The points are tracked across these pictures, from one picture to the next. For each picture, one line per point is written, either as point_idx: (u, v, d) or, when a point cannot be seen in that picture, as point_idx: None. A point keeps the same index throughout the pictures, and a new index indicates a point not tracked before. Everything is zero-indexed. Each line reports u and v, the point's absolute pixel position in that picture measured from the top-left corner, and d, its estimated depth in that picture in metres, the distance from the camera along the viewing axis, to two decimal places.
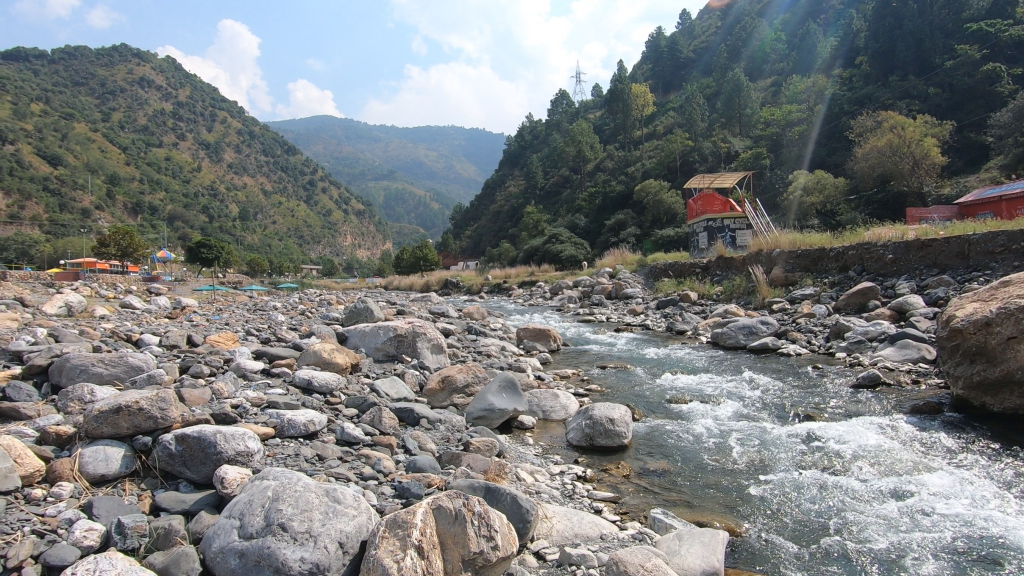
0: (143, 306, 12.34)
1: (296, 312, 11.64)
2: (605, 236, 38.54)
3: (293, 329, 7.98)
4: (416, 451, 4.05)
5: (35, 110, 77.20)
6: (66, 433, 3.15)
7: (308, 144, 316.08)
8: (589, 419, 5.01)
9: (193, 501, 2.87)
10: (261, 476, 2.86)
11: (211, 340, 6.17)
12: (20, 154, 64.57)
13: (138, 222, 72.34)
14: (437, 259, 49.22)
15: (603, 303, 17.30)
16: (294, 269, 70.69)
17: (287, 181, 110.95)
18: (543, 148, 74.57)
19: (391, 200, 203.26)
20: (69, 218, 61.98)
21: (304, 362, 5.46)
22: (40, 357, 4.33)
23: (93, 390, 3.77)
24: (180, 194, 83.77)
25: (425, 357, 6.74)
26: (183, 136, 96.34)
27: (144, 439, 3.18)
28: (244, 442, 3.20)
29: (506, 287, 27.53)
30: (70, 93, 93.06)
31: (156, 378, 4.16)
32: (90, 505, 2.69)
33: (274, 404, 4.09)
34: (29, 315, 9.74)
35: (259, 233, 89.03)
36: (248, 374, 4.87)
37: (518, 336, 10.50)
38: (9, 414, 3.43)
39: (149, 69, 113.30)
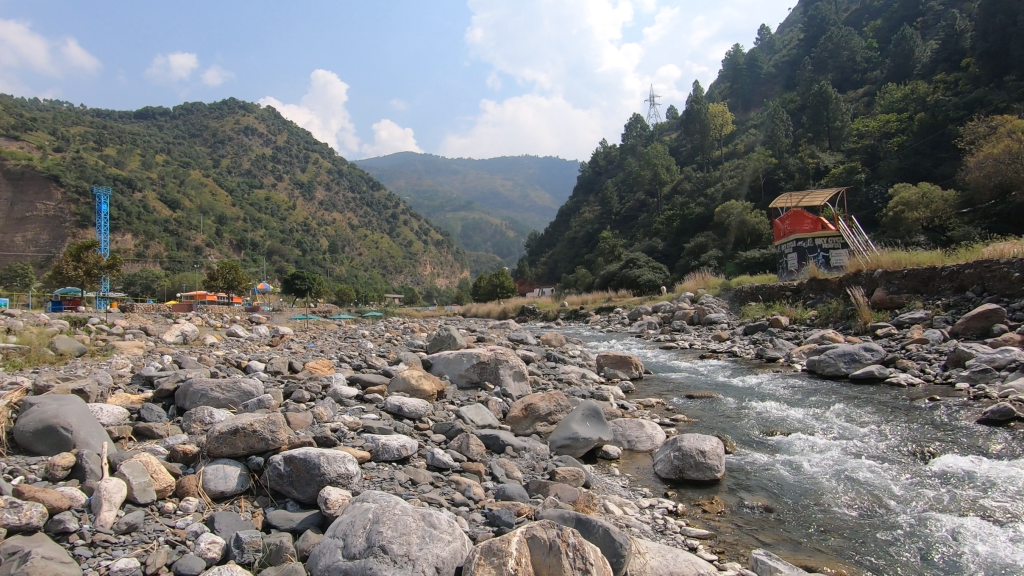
0: (246, 334, 13.37)
1: (383, 339, 12.19)
2: (685, 260, 37.40)
3: (381, 356, 8.34)
4: (504, 478, 4.09)
5: (160, 161, 87.24)
6: (191, 451, 3.46)
7: (391, 179, 333.72)
8: (678, 450, 4.83)
9: (300, 520, 3.05)
10: (362, 499, 3.00)
11: (310, 366, 6.59)
12: (147, 200, 72.84)
13: (242, 257, 79.05)
14: (514, 286, 49.78)
15: (686, 329, 16.70)
16: (378, 298, 74.01)
17: (372, 215, 117.10)
18: (618, 174, 73.70)
19: (470, 231, 209.16)
20: (184, 255, 68.92)
21: (394, 388, 5.67)
22: (168, 382, 4.82)
23: (212, 413, 4.13)
24: (278, 231, 90.51)
25: (508, 385, 6.78)
26: (280, 177, 104.98)
27: (256, 459, 3.43)
28: (345, 464, 3.38)
29: (583, 313, 27.33)
30: (188, 144, 104.69)
31: (265, 403, 4.48)
32: (213, 519, 2.93)
33: (369, 428, 4.29)
34: (153, 343, 10.92)
35: (347, 265, 94.23)
36: (344, 400, 5.14)
37: (599, 363, 10.32)
38: (144, 432, 3.85)
39: (253, 118, 124.92)
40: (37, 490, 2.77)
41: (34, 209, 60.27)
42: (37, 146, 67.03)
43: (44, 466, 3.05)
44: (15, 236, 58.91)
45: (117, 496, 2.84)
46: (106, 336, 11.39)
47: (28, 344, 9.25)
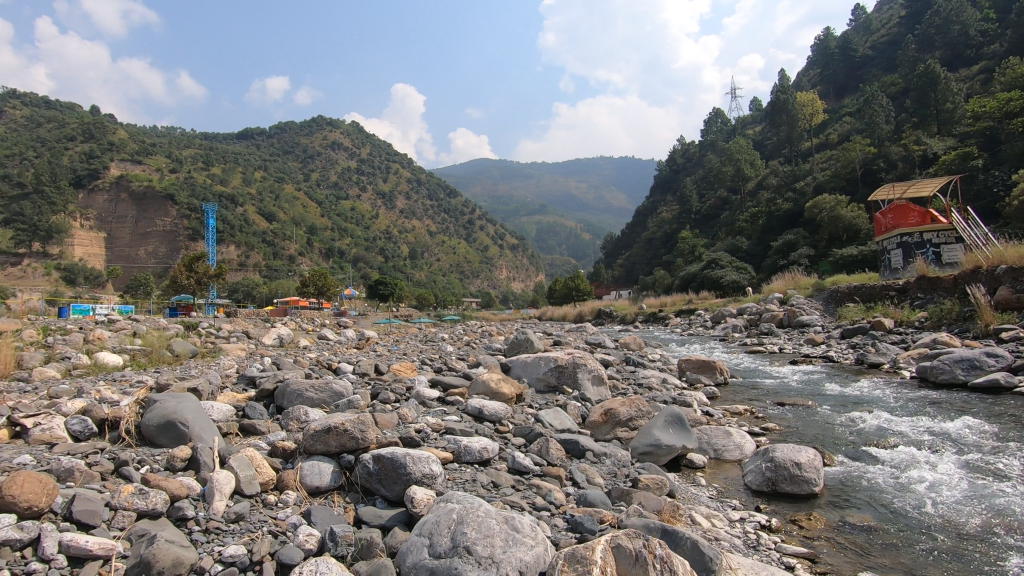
0: (335, 338, 14.16)
1: (462, 342, 12.47)
2: (772, 259, 35.38)
3: (461, 360, 8.52)
4: (585, 484, 4.04)
5: (258, 177, 94.40)
6: (289, 448, 3.70)
7: (467, 186, 341.27)
8: (770, 461, 4.55)
9: (388, 517, 3.16)
10: (446, 499, 3.07)
11: (394, 369, 6.85)
12: (247, 214, 78.89)
13: (330, 265, 83.73)
14: (590, 289, 49.16)
15: (775, 333, 15.73)
16: (456, 303, 75.80)
17: (449, 222, 120.16)
18: (698, 171, 70.88)
19: (545, 234, 209.32)
20: (280, 264, 74.05)
21: (474, 391, 5.75)
22: (268, 382, 5.18)
23: (307, 412, 4.39)
24: (363, 239, 95.00)
25: (587, 389, 6.70)
26: (364, 188, 110.30)
27: (348, 457, 3.60)
28: (429, 465, 3.47)
29: (663, 316, 26.55)
30: (282, 161, 112.55)
31: (354, 403, 4.71)
32: (310, 513, 3.12)
33: (451, 430, 4.38)
34: (253, 345, 11.82)
35: (426, 270, 97.24)
36: (427, 402, 5.30)
37: (680, 368, 9.96)
38: (248, 429, 4.16)
39: (339, 134, 132.25)
40: (161, 479, 3.07)
41: (154, 225, 67.06)
42: (156, 168, 74.62)
43: (165, 457, 3.36)
44: (139, 250, 65.73)
45: (227, 487, 3.08)
46: (214, 338, 12.46)
47: (151, 346, 10.33)
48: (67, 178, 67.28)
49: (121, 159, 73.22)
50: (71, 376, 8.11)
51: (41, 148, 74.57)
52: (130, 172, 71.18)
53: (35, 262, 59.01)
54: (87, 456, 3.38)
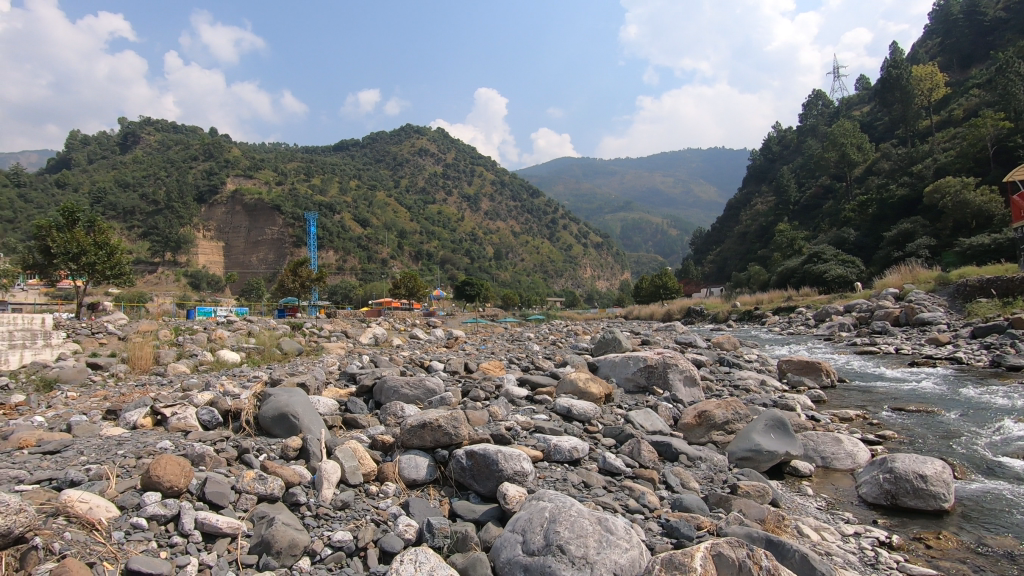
0: (426, 337, 14.73)
1: (548, 341, 12.52)
2: (885, 251, 32.25)
3: (548, 359, 8.54)
4: (680, 489, 3.90)
5: (354, 185, 100.12)
6: (388, 442, 3.88)
7: (550, 185, 341.48)
8: (889, 472, 4.14)
9: (482, 512, 3.24)
10: (538, 497, 3.08)
11: (483, 367, 6.98)
12: (344, 221, 83.87)
13: (420, 267, 87.04)
14: (678, 287, 47.37)
15: (890, 332, 14.32)
16: (541, 302, 76.13)
17: (533, 221, 120.75)
18: (797, 158, 66.07)
19: (630, 231, 204.61)
20: (374, 267, 78.10)
21: (562, 390, 5.73)
22: (368, 379, 5.47)
23: (403, 408, 4.59)
24: (449, 241, 97.85)
25: (678, 390, 6.45)
26: (450, 192, 113.60)
27: (442, 453, 3.71)
28: (520, 463, 3.49)
29: (759, 314, 25.08)
30: (375, 170, 118.60)
31: (447, 400, 4.86)
32: (409, 504, 3.26)
33: (540, 429, 4.39)
34: (351, 344, 12.58)
35: (510, 270, 98.36)
36: (516, 400, 5.35)
37: (780, 369, 9.32)
38: (351, 422, 4.43)
39: (426, 140, 137.18)
40: (277, 466, 3.35)
41: (264, 233, 73.11)
42: (265, 182, 81.32)
43: (280, 447, 3.65)
44: (252, 257, 72.20)
45: (334, 476, 3.29)
46: (318, 338, 13.39)
47: (263, 345, 11.29)
48: (192, 195, 75.18)
49: (235, 174, 80.56)
50: (198, 371, 9.08)
51: (171, 168, 83.79)
52: (243, 186, 78.11)
53: (167, 270, 66.34)
54: (216, 442, 3.76)
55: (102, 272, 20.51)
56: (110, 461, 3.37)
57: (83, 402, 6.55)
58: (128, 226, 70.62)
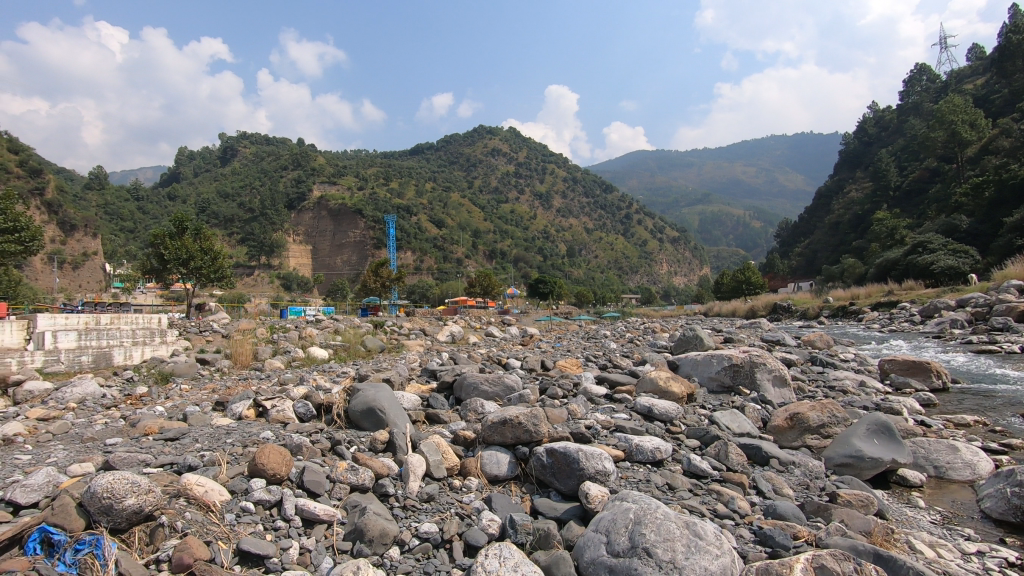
0: (501, 335, 14.88)
1: (625, 340, 12.26)
2: (1005, 239, 28.85)
3: (626, 356, 8.37)
4: (773, 495, 3.69)
5: (429, 187, 103.01)
6: (470, 437, 3.95)
7: (623, 179, 334.53)
8: (1019, 487, 3.70)
9: (564, 510, 3.23)
10: (622, 498, 3.03)
11: (560, 365, 6.93)
12: (421, 222, 86.45)
13: (493, 266, 88.15)
14: (763, 282, 44.90)
15: (1014, 329, 12.78)
16: (615, 299, 74.81)
17: (606, 218, 118.79)
18: (897, 140, 60.60)
19: (709, 224, 196.31)
20: (449, 266, 80.05)
21: (642, 389, 5.58)
22: (448, 376, 5.61)
23: (484, 404, 4.67)
24: (522, 240, 98.35)
25: (766, 391, 6.09)
26: (523, 191, 114.12)
27: (523, 450, 3.73)
28: (602, 462, 3.45)
29: (855, 309, 23.24)
30: (449, 172, 121.39)
31: (526, 397, 4.88)
32: (492, 500, 3.30)
33: (621, 428, 4.31)
34: (429, 342, 12.97)
35: (584, 268, 97.35)
36: (595, 399, 5.29)
37: (882, 369, 8.57)
38: (433, 418, 4.55)
39: (499, 141, 138.63)
40: (367, 458, 3.51)
41: (347, 236, 76.88)
42: (347, 187, 85.47)
43: (369, 439, 3.83)
44: (337, 259, 76.27)
45: (420, 469, 3.40)
46: (399, 336, 13.89)
47: (348, 342, 11.90)
48: (283, 202, 80.46)
49: (321, 181, 85.26)
50: (292, 366, 9.72)
51: (264, 178, 90.14)
52: (328, 192, 82.54)
53: (262, 273, 71.46)
54: (311, 434, 4.00)
55: (207, 275, 22.38)
56: (221, 449, 3.68)
57: (195, 394, 7.20)
58: (229, 233, 76.67)
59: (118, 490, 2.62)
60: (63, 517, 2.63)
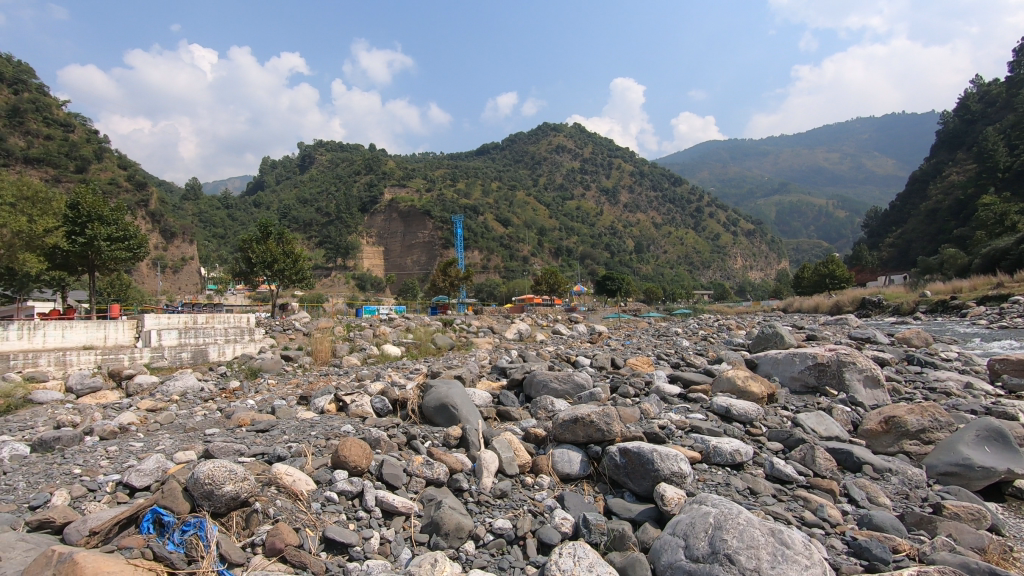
0: (569, 332, 14.80)
1: (698, 337, 11.86)
2: None
3: (700, 355, 8.08)
4: (867, 505, 3.45)
5: (495, 186, 104.03)
6: (542, 435, 3.96)
7: (694, 172, 322.74)
8: None
9: (639, 512, 3.16)
10: (701, 501, 2.92)
11: (631, 362, 6.78)
12: (488, 222, 87.41)
13: (560, 263, 87.75)
14: (849, 275, 41.91)
15: None
16: (686, 295, 72.36)
17: (676, 211, 115.18)
18: (1007, 116, 54.65)
19: (788, 215, 185.83)
20: (516, 265, 80.59)
21: (718, 388, 5.36)
22: (518, 373, 5.63)
23: (554, 402, 4.65)
24: (589, 236, 97.25)
25: (856, 392, 5.66)
26: (588, 187, 112.84)
27: (595, 448, 3.68)
28: (678, 463, 3.33)
29: (958, 304, 21.18)
30: (515, 171, 122.03)
31: (597, 396, 4.80)
32: (565, 498, 3.28)
33: (698, 428, 4.15)
34: (497, 339, 13.10)
35: (653, 263, 94.83)
36: (669, 398, 5.15)
37: (993, 370, 7.74)
38: (505, 415, 4.60)
39: (563, 137, 137.82)
40: (442, 453, 3.59)
41: (417, 237, 79.12)
42: (416, 190, 87.87)
43: (443, 435, 3.92)
44: (407, 259, 78.65)
45: (492, 465, 3.44)
46: (468, 333, 14.16)
47: (419, 340, 12.24)
48: (357, 206, 83.99)
49: (392, 184, 88.19)
50: (367, 363, 10.12)
51: (339, 183, 94.38)
52: (398, 195, 85.23)
53: (338, 274, 74.90)
54: (388, 428, 4.16)
55: (289, 277, 23.74)
56: (307, 441, 3.90)
57: (281, 388, 7.68)
58: (308, 236, 80.96)
59: (218, 477, 2.83)
60: (171, 500, 2.85)
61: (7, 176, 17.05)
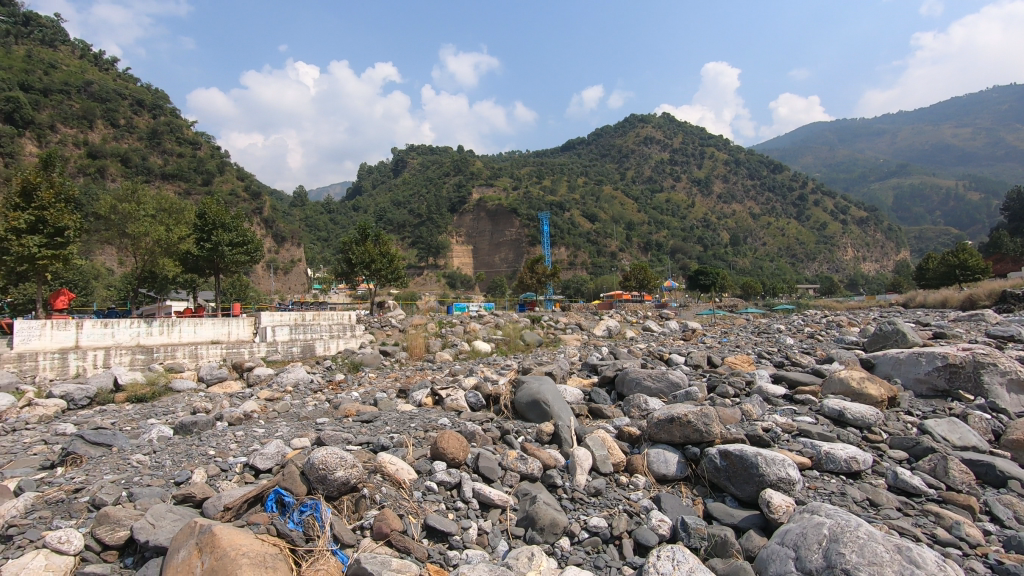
0: (660, 329, 14.36)
1: (804, 334, 11.04)
2: None
3: (806, 353, 7.53)
4: (1014, 525, 3.04)
5: (581, 181, 103.04)
6: (636, 433, 3.86)
7: (796, 157, 300.84)
8: None
9: (742, 518, 3.01)
10: (811, 510, 2.74)
11: (729, 361, 6.44)
12: (574, 217, 86.75)
13: (649, 258, 85.31)
14: (986, 266, 37.09)
15: None
16: (789, 290, 67.53)
17: (776, 200, 107.70)
18: None
19: (908, 200, 167.68)
20: (603, 261, 79.31)
21: (830, 390, 4.95)
22: (609, 370, 5.53)
23: (647, 401, 4.52)
24: (680, 230, 93.65)
25: (999, 397, 4.98)
26: (679, 178, 108.68)
27: (693, 449, 3.55)
28: (786, 469, 3.13)
29: None
30: (601, 166, 120.24)
31: (693, 395, 4.62)
32: (662, 500, 3.21)
33: (807, 433, 3.87)
34: (586, 337, 13.00)
35: (750, 256, 89.49)
36: (773, 399, 4.84)
37: None
38: (597, 412, 4.55)
39: (651, 128, 133.70)
40: (535, 449, 3.63)
41: (504, 235, 80.34)
42: (503, 188, 89.01)
43: (536, 430, 3.95)
44: (495, 257, 80.03)
45: (586, 463, 3.42)
46: (556, 330, 14.17)
47: (508, 337, 12.44)
48: (447, 206, 86.63)
49: (479, 184, 89.95)
50: (459, 358, 10.45)
51: (430, 185, 97.89)
52: (486, 194, 86.76)
53: (430, 272, 77.75)
54: (483, 422, 4.26)
55: (385, 277, 24.98)
56: (407, 432, 4.10)
57: (382, 382, 8.13)
58: (402, 237, 84.69)
59: (331, 463, 3.06)
60: (292, 482, 3.11)
61: (148, 191, 19.34)
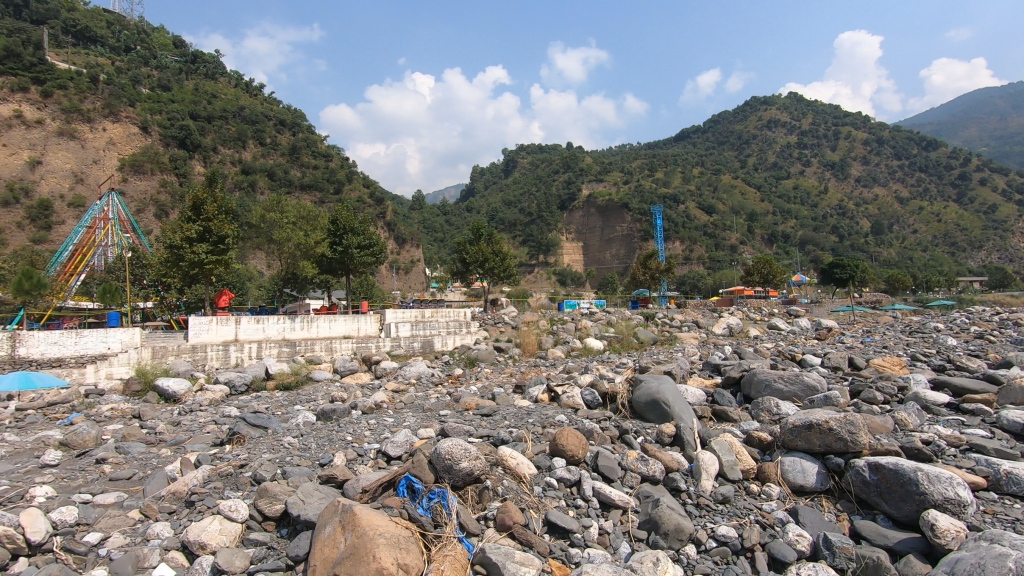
0: (790, 327, 13.26)
1: (968, 334, 9.62)
2: None
3: (974, 356, 6.53)
4: None
5: (697, 172, 98.06)
6: (768, 439, 3.58)
7: (955, 130, 262.05)
8: None
9: (899, 540, 2.69)
10: (986, 538, 2.38)
11: (876, 363, 5.77)
12: (690, 209, 82.70)
13: (774, 250, 79.10)
14: None
15: None
16: (947, 284, 58.88)
17: (930, 181, 94.41)
18: None
19: None
20: (722, 254, 74.67)
21: (1008, 399, 4.25)
22: (734, 370, 5.19)
23: (778, 404, 4.18)
24: (811, 219, 85.66)
25: None
26: (809, 163, 99.54)
27: (836, 460, 3.23)
28: (954, 488, 2.73)
29: None
30: (719, 154, 113.68)
31: (834, 400, 4.20)
32: (799, 513, 2.96)
33: (979, 448, 3.36)
34: (704, 335, 12.38)
35: (897, 246, 79.40)
36: (933, 408, 4.25)
37: None
38: (722, 414, 4.31)
39: (775, 110, 123.82)
40: (657, 450, 3.51)
41: (616, 231, 78.94)
42: (614, 183, 87.16)
43: (656, 431, 3.82)
44: (607, 253, 79.00)
45: (712, 468, 3.24)
46: (671, 328, 13.65)
47: (621, 334, 12.21)
48: (556, 203, 86.72)
49: (589, 180, 88.88)
50: (572, 356, 10.47)
51: (540, 183, 98.72)
52: (596, 190, 85.40)
53: (541, 270, 78.54)
54: (601, 421, 4.22)
55: (498, 275, 25.69)
56: (525, 427, 4.16)
57: (497, 377, 8.38)
58: (513, 236, 86.29)
59: (455, 454, 3.18)
60: (420, 470, 3.29)
61: (290, 201, 21.57)
